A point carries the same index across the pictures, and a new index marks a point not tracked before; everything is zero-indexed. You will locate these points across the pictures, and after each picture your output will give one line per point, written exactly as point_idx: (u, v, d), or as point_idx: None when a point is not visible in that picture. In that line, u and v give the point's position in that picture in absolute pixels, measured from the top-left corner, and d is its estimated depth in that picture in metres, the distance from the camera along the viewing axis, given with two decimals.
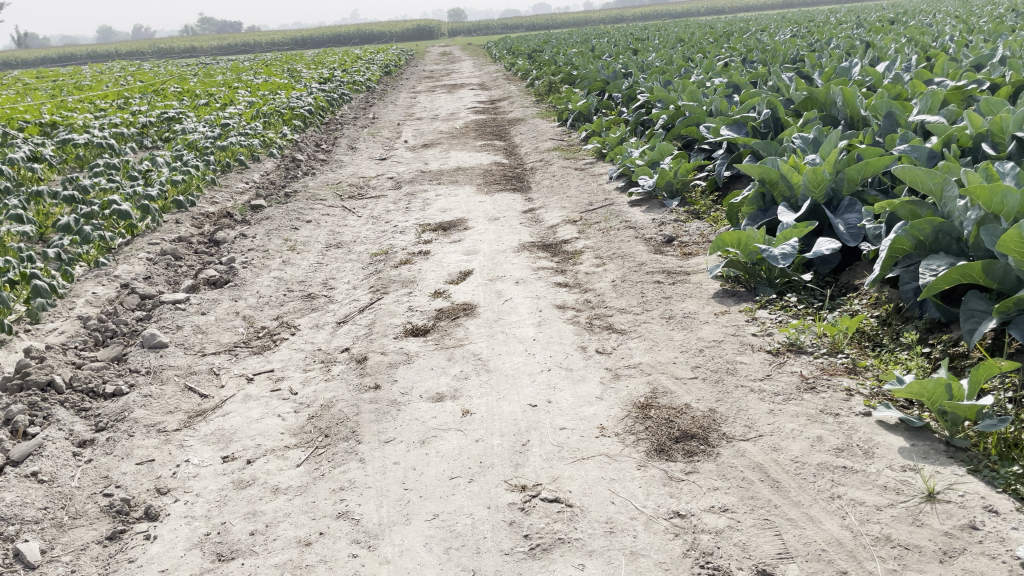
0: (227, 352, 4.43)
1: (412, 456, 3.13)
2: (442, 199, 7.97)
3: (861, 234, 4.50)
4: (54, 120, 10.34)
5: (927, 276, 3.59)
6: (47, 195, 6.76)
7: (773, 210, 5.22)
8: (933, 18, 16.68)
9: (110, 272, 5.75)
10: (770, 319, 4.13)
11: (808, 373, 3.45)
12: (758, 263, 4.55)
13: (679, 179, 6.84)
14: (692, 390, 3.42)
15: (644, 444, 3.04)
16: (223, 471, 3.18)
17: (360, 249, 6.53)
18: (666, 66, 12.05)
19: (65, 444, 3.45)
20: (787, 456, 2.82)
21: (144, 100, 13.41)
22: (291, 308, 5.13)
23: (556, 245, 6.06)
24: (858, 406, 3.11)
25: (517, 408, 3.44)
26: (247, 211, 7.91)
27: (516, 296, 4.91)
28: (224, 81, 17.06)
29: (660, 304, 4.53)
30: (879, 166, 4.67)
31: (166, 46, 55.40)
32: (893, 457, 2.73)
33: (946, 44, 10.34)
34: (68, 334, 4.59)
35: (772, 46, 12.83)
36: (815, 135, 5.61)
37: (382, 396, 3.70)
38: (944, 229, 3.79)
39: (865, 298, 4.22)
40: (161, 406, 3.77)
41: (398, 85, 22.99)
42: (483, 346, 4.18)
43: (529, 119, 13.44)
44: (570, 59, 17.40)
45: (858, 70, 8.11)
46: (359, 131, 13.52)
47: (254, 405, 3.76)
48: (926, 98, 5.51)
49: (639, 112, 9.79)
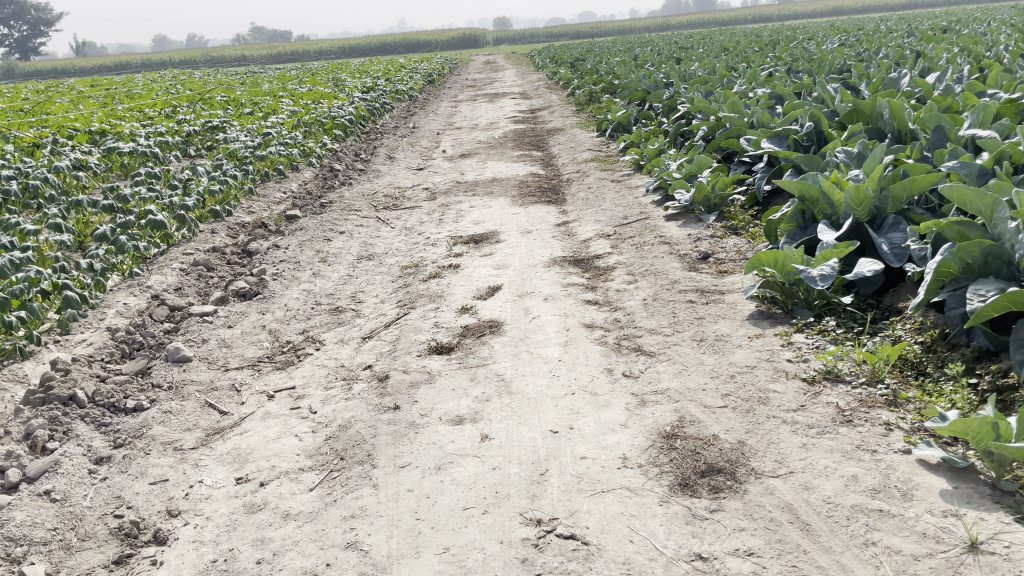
0: (250, 367, 4.39)
1: (426, 483, 3.04)
2: (476, 211, 7.90)
3: (906, 254, 4.29)
4: (101, 127, 10.55)
5: (975, 302, 3.38)
6: (86, 204, 6.84)
7: (813, 227, 5.02)
8: (987, 27, 16.18)
9: (142, 283, 5.78)
10: (807, 345, 3.95)
11: (844, 405, 3.27)
12: (796, 284, 4.37)
13: (717, 194, 6.66)
14: (721, 420, 3.27)
15: (667, 477, 2.90)
16: (235, 494, 3.13)
17: (391, 261, 6.48)
18: (709, 76, 11.85)
19: (83, 460, 3.45)
20: (819, 496, 2.66)
21: (189, 108, 13.63)
22: (318, 322, 5.09)
23: (588, 260, 5.93)
24: (898, 442, 2.92)
25: (538, 434, 3.32)
26: (282, 221, 7.93)
27: (544, 313, 4.79)
28: (269, 89, 17.30)
29: (691, 325, 4.37)
30: (925, 184, 4.46)
31: (217, 54, 56.61)
32: (933, 500, 2.55)
33: (1001, 55, 9.98)
34: (96, 346, 4.60)
35: (819, 55, 12.54)
36: (859, 149, 5.39)
37: (401, 417, 3.61)
38: (993, 252, 3.58)
39: (909, 323, 4.02)
40: (180, 422, 3.74)
41: (440, 94, 23.11)
42: (506, 366, 4.07)
43: (568, 129, 13.33)
44: (613, 68, 17.25)
45: (907, 81, 7.84)
46: (399, 141, 13.56)
47: (272, 424, 3.71)
48: (977, 112, 5.26)
49: (679, 123, 9.61)
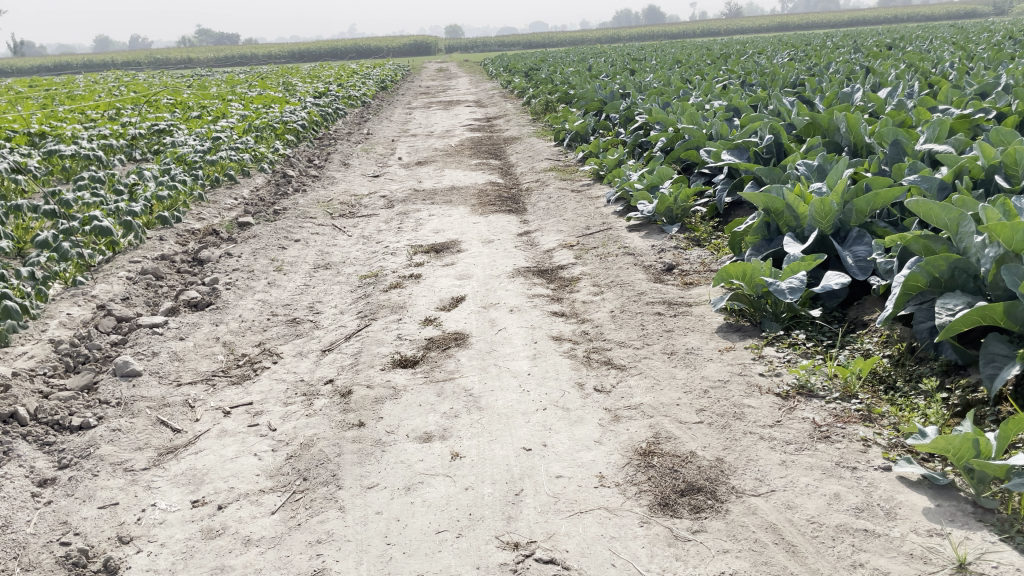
0: (204, 382, 4.19)
1: (396, 505, 2.90)
2: (435, 219, 7.77)
3: (871, 268, 4.31)
4: (42, 130, 10.15)
5: (944, 316, 3.39)
6: (26, 209, 6.52)
7: (778, 239, 5.02)
8: (931, 44, 16.70)
9: (87, 292, 5.51)
10: (778, 359, 3.92)
11: (821, 420, 3.24)
12: (764, 297, 4.35)
13: (679, 206, 6.64)
14: (697, 436, 3.20)
15: (647, 497, 2.82)
16: (192, 518, 2.94)
17: (349, 271, 6.32)
18: (664, 87, 11.93)
19: (24, 483, 3.22)
20: (803, 515, 2.61)
21: (135, 111, 13.20)
22: (275, 333, 4.90)
23: (552, 271, 5.86)
24: (878, 459, 2.90)
25: (510, 452, 3.22)
26: (234, 229, 7.67)
27: (510, 325, 4.69)
28: (219, 93, 16.93)
29: (661, 338, 4.32)
30: (888, 197, 4.49)
31: (162, 56, 55.33)
32: (917, 519, 2.52)
33: (947, 71, 10.24)
34: (38, 359, 4.34)
35: (771, 69, 12.74)
36: (820, 162, 5.42)
37: (366, 435, 3.46)
38: (960, 266, 3.59)
39: (876, 337, 4.02)
40: (130, 441, 3.53)
41: (394, 100, 22.91)
42: (475, 380, 3.96)
43: (525, 138, 13.29)
44: (568, 77, 17.31)
45: (859, 95, 7.96)
46: (353, 147, 13.35)
47: (229, 442, 3.52)
48: (934, 126, 5.33)
49: (637, 134, 9.62)
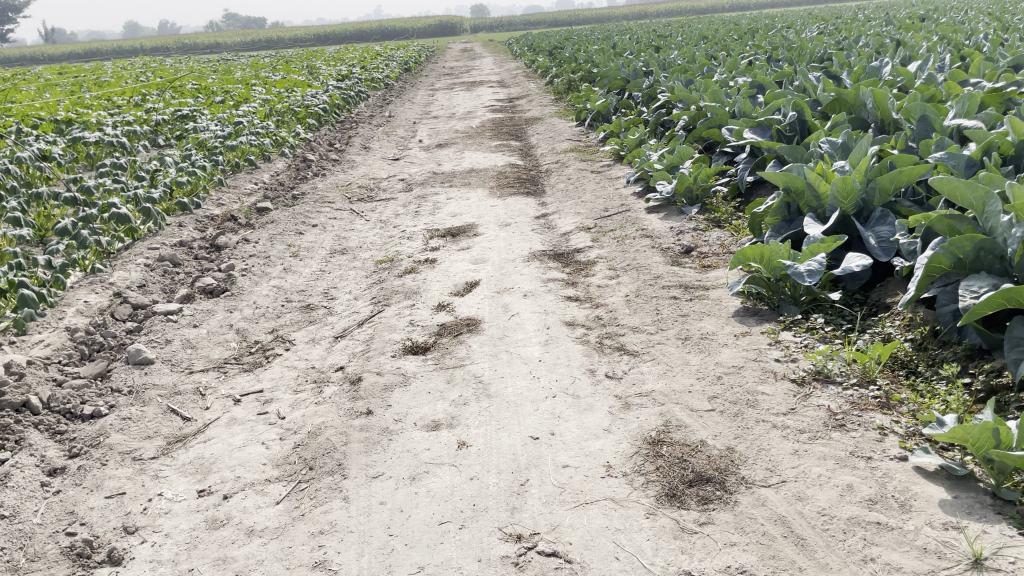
0: (216, 369, 4.19)
1: (400, 495, 2.87)
2: (453, 203, 7.71)
3: (894, 249, 4.17)
4: (67, 117, 10.22)
5: (968, 299, 3.26)
6: (47, 197, 6.56)
7: (799, 220, 4.88)
8: (966, 16, 16.23)
9: (105, 279, 5.54)
10: (795, 344, 3.82)
11: (836, 408, 3.15)
12: (783, 280, 4.24)
13: (699, 185, 6.51)
14: (708, 425, 3.13)
15: (654, 487, 2.76)
16: (197, 508, 2.94)
17: (365, 255, 6.29)
18: (688, 65, 11.70)
19: (35, 472, 3.25)
20: (813, 507, 2.53)
21: (159, 97, 13.26)
22: (288, 320, 4.90)
23: (568, 255, 5.78)
24: (894, 449, 2.80)
25: (517, 440, 3.17)
26: (253, 214, 7.68)
27: (523, 310, 4.64)
28: (243, 77, 16.97)
29: (675, 323, 4.23)
30: (913, 175, 4.34)
31: (190, 41, 55.69)
32: (933, 511, 2.43)
33: (980, 44, 9.90)
34: (53, 347, 4.37)
35: (798, 44, 12.44)
36: (844, 140, 5.25)
37: (374, 423, 3.44)
38: (985, 247, 3.45)
39: (898, 320, 3.90)
40: (139, 430, 3.54)
41: (417, 82, 22.82)
42: (485, 367, 3.91)
43: (546, 119, 13.15)
44: (591, 56, 17.08)
45: (888, 70, 7.72)
46: (374, 130, 13.31)
47: (238, 430, 3.52)
48: (963, 101, 5.13)
49: (659, 112, 9.45)
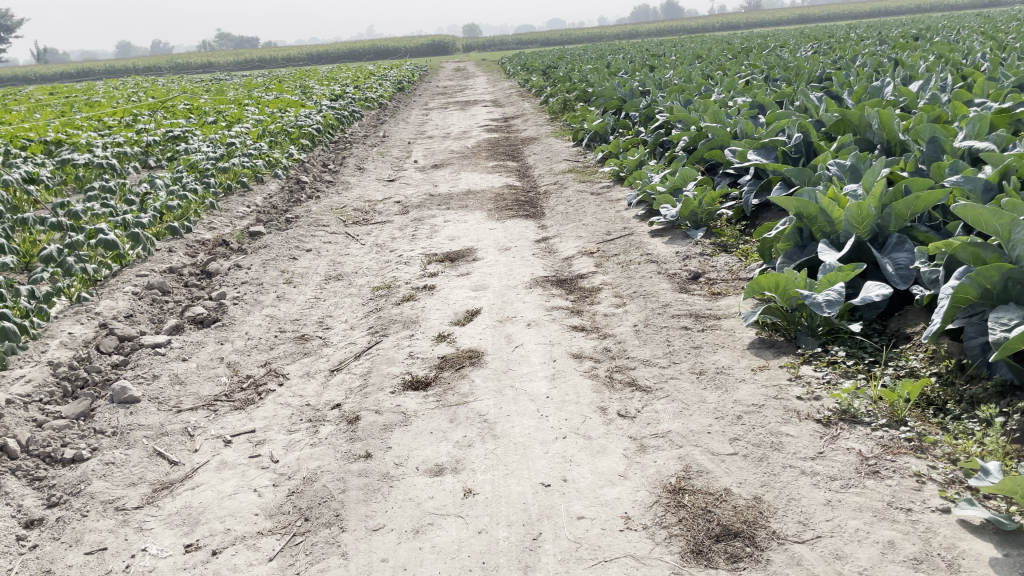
0: (206, 408, 3.97)
1: (403, 551, 2.66)
2: (450, 226, 7.53)
3: (913, 276, 3.99)
4: (58, 138, 10.03)
5: (999, 332, 3.08)
6: (33, 222, 6.34)
7: (811, 246, 4.69)
8: (959, 34, 16.23)
9: (91, 308, 5.32)
10: (817, 379, 3.63)
11: (868, 452, 2.97)
12: (799, 309, 4.06)
13: (704, 209, 6.36)
14: (732, 470, 2.93)
15: (678, 543, 2.56)
16: (184, 565, 2.73)
17: (361, 282, 6.10)
18: (684, 84, 11.57)
19: (10, 525, 3.03)
20: (853, 567, 2.34)
21: (152, 117, 13.06)
22: (282, 352, 4.68)
23: (571, 281, 5.61)
24: (934, 499, 2.62)
25: (527, 488, 2.97)
26: (245, 238, 7.48)
27: (527, 342, 4.44)
28: (235, 97, 16.79)
29: (688, 356, 4.05)
30: (930, 201, 4.16)
31: (181, 60, 55.57)
32: (983, 572, 2.25)
33: (980, 63, 9.79)
34: (34, 383, 4.14)
35: (795, 63, 12.35)
36: (854, 162, 5.08)
37: (373, 468, 3.23)
38: (1014, 276, 3.25)
39: (921, 352, 3.72)
40: (123, 476, 3.33)
41: (410, 102, 22.72)
42: (490, 405, 3.70)
43: (543, 138, 13.00)
44: (587, 75, 16.99)
45: (890, 89, 7.57)
46: (368, 151, 13.13)
47: (229, 475, 3.31)
48: (974, 122, 4.97)
49: (658, 133, 9.29)
